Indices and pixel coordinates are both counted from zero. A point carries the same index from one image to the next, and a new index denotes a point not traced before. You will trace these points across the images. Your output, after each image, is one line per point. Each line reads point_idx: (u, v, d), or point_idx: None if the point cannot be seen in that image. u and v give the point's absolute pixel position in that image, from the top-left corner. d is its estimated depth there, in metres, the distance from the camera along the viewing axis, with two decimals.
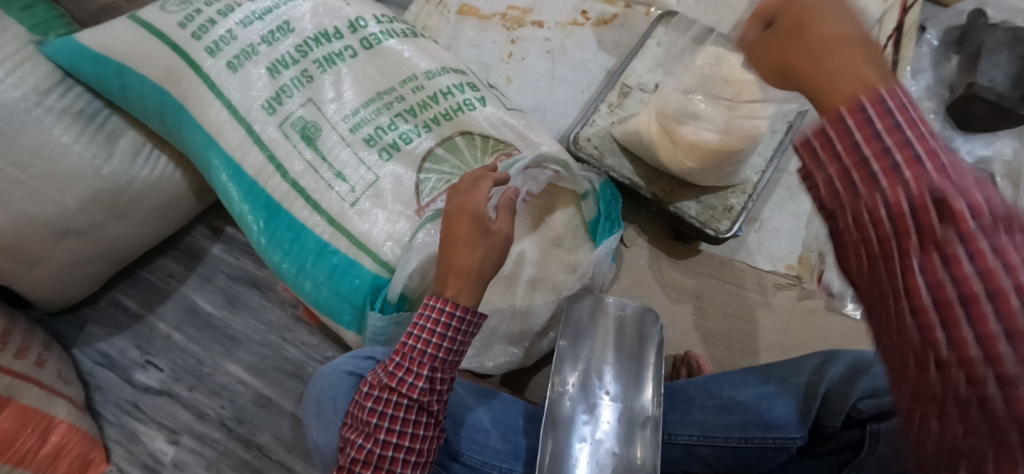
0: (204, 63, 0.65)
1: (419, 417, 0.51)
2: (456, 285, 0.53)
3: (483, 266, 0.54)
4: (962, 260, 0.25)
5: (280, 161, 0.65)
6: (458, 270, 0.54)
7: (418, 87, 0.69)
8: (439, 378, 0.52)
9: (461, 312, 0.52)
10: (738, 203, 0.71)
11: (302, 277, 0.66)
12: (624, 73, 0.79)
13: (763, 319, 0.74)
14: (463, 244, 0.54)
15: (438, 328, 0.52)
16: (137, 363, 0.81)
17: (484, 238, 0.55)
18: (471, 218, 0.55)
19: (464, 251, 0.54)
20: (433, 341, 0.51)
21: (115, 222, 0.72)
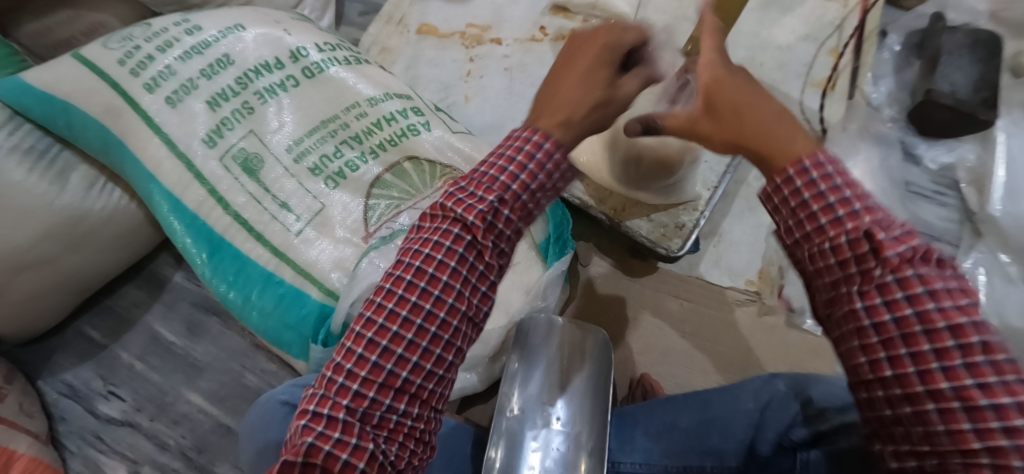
0: (142, 99, 0.64)
1: (461, 292, 0.39)
2: (549, 120, 0.40)
3: (597, 116, 0.40)
4: (919, 343, 0.33)
5: (222, 194, 0.65)
6: (555, 107, 0.40)
7: (361, 114, 0.69)
8: (490, 241, 0.39)
9: (551, 147, 0.39)
10: (690, 221, 0.69)
11: (248, 307, 0.66)
12: None
13: (722, 337, 0.73)
14: (573, 77, 0.41)
15: (516, 157, 0.39)
16: (100, 394, 0.81)
17: (606, 86, 0.41)
18: (603, 70, 0.41)
19: (569, 89, 0.40)
20: (506, 169, 0.39)
21: (71, 254, 0.73)
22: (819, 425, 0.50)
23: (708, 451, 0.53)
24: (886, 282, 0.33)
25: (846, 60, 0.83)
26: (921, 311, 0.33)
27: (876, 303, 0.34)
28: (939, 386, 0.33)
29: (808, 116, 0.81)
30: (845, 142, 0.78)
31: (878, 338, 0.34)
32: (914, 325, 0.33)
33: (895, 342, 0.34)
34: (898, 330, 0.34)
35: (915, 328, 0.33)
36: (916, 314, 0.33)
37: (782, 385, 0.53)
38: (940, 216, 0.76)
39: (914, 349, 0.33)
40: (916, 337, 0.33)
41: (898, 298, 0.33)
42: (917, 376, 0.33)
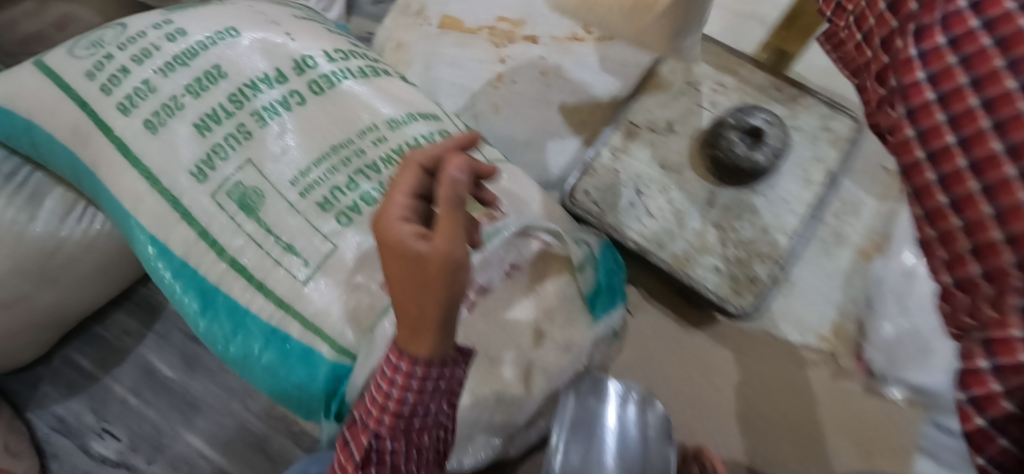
0: (116, 123, 0.53)
1: (397, 463, 0.48)
2: (416, 337, 0.41)
3: (428, 305, 0.38)
4: (987, 139, 0.31)
5: (215, 236, 0.54)
6: (407, 315, 0.40)
7: (380, 139, 0.58)
8: (405, 427, 0.46)
9: (424, 368, 0.42)
10: (765, 273, 0.59)
11: (251, 365, 0.57)
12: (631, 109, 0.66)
13: (790, 401, 0.64)
14: (402, 287, 0.38)
15: (394, 382, 0.43)
16: (93, 430, 0.75)
17: (416, 270, 0.37)
18: (395, 254, 0.38)
19: (405, 295, 0.39)
20: (391, 391, 0.44)
21: (47, 289, 0.65)
22: None
23: None
24: (995, 74, 0.30)
25: None
26: (975, 105, 0.31)
27: (932, 93, 0.33)
28: (947, 214, 0.34)
29: None
30: None
31: (928, 153, 0.34)
32: (982, 121, 0.31)
33: (974, 142, 0.31)
34: (969, 133, 0.31)
35: (951, 136, 0.32)
36: (981, 106, 0.31)
37: None
38: None
39: (970, 131, 0.31)
40: (982, 131, 0.31)
41: (974, 105, 0.31)
42: (959, 226, 0.33)
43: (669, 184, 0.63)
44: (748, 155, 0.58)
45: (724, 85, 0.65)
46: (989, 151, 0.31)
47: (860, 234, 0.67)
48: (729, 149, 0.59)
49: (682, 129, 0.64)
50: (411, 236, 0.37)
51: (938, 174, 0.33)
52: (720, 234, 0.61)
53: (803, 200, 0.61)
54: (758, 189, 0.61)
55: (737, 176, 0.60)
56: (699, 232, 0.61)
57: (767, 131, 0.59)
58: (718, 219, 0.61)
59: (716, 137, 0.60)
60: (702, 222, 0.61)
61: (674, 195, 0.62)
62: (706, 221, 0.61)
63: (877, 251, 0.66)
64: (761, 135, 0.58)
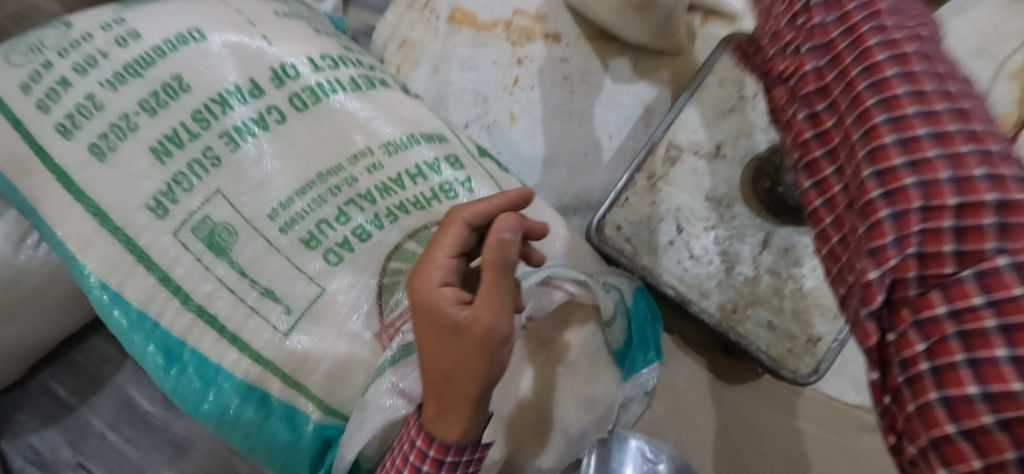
0: (55, 149, 0.44)
1: None
2: (444, 417, 0.37)
3: (462, 381, 0.35)
4: (934, 204, 0.29)
5: (179, 282, 0.46)
6: (439, 389, 0.36)
7: (375, 165, 0.50)
8: None
9: (450, 450, 0.38)
10: (829, 335, 0.49)
11: (227, 427, 0.49)
12: (672, 127, 0.56)
13: (846, 472, 0.56)
14: (436, 356, 0.36)
15: (411, 460, 0.40)
16: (69, 465, 0.69)
17: (453, 340, 0.35)
18: (436, 321, 0.36)
19: (439, 366, 0.35)
20: (406, 469, 0.40)
21: (8, 325, 0.58)
22: None
23: None
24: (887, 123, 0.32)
25: None
26: (926, 170, 0.30)
27: (880, 159, 0.32)
28: (906, 274, 0.30)
29: None
30: None
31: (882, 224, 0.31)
32: (946, 185, 0.29)
33: (917, 212, 0.30)
34: (929, 195, 0.30)
35: (906, 193, 0.30)
36: (918, 181, 0.30)
37: None
38: None
39: (908, 206, 0.30)
40: (914, 209, 0.30)
41: (906, 163, 0.31)
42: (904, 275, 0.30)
43: (715, 220, 0.53)
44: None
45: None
46: (951, 220, 0.29)
47: None
48: (791, 185, 0.48)
49: (731, 154, 0.55)
50: (452, 299, 0.36)
51: (833, 216, 0.35)
52: (775, 282, 0.51)
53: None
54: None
55: (796, 213, 0.50)
56: (749, 279, 0.52)
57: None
58: (774, 264, 0.52)
59: (775, 168, 0.50)
60: (754, 266, 0.52)
61: (721, 233, 0.53)
62: (758, 266, 0.52)
63: None
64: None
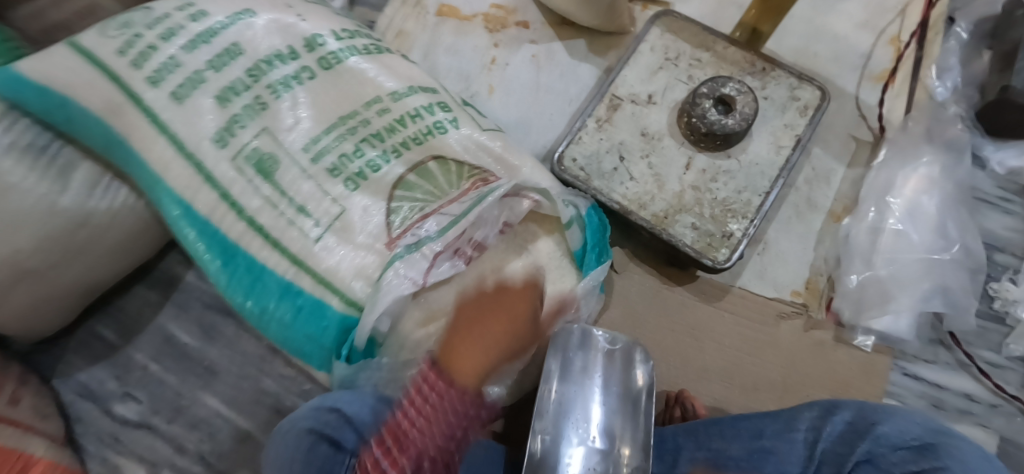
0: (146, 95, 0.58)
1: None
2: (460, 361, 0.50)
3: (495, 336, 0.53)
4: None
5: (235, 198, 0.60)
6: (460, 361, 0.50)
7: (384, 110, 0.63)
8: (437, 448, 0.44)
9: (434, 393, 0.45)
10: (738, 229, 0.64)
11: (266, 319, 0.62)
12: (614, 83, 0.72)
13: (768, 353, 0.68)
14: (469, 343, 0.52)
15: (409, 427, 0.44)
16: (116, 395, 0.79)
17: (503, 339, 0.53)
18: (499, 344, 0.53)
19: (471, 346, 0.52)
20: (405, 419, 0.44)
21: (71, 263, 0.69)
22: (888, 465, 0.47)
23: None
24: None
25: (908, 52, 0.76)
26: None
27: None
28: None
29: (864, 114, 0.75)
30: (908, 146, 0.70)
31: None
32: None
33: None
34: None
35: None
36: None
37: (844, 418, 0.50)
38: (1006, 226, 0.71)
39: None
40: None
41: None
42: None
43: (649, 150, 0.69)
44: (719, 121, 0.63)
45: (700, 60, 0.72)
46: None
47: (831, 198, 0.72)
48: (702, 115, 0.64)
49: (662, 101, 0.70)
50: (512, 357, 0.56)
51: None
52: (696, 195, 0.66)
53: (773, 163, 0.67)
54: (731, 153, 0.67)
55: (709, 140, 0.66)
56: (678, 193, 0.66)
57: (737, 99, 0.64)
58: (695, 181, 0.67)
59: (690, 105, 0.66)
60: (680, 183, 0.67)
61: (654, 160, 0.68)
62: (683, 183, 0.67)
63: (846, 213, 0.71)
64: (731, 103, 0.64)
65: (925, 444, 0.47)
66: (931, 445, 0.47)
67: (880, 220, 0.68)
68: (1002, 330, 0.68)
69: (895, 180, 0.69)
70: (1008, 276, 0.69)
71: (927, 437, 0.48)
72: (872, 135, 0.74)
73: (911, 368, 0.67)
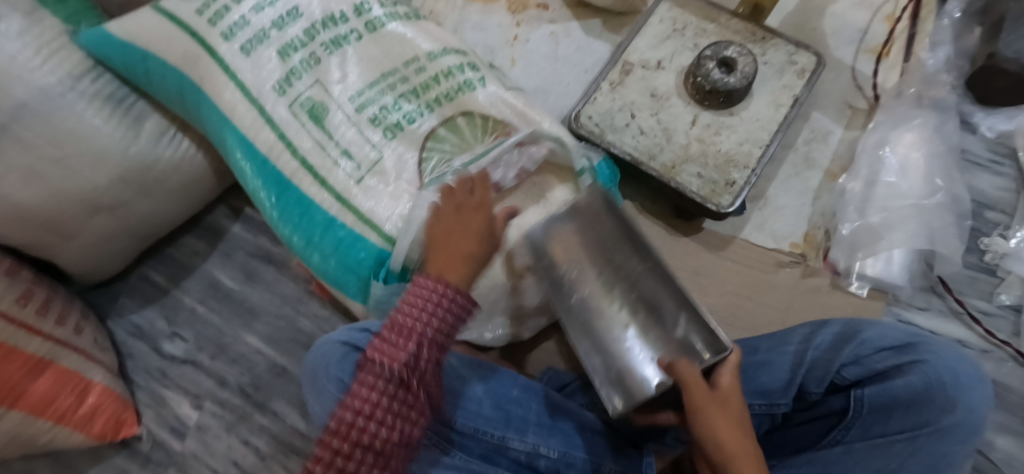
0: (219, 47, 0.67)
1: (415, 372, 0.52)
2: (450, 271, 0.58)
3: (475, 229, 0.61)
4: None
5: (290, 138, 0.67)
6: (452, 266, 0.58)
7: (420, 69, 0.71)
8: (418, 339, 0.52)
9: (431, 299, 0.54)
10: (740, 178, 0.70)
11: (310, 249, 0.69)
12: (626, 51, 0.78)
13: (767, 295, 0.74)
14: (460, 243, 0.60)
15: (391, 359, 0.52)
16: (164, 334, 0.87)
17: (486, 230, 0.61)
18: (473, 217, 0.61)
19: (460, 243, 0.60)
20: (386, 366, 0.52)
21: (141, 199, 0.77)
22: (873, 364, 0.47)
23: (757, 391, 0.52)
24: None
25: (902, 27, 0.82)
26: None
27: None
28: None
29: (859, 84, 0.80)
30: (899, 108, 0.76)
31: None
32: None
33: None
34: None
35: None
36: None
37: (832, 330, 0.50)
38: (996, 186, 0.76)
39: None
40: None
41: None
42: None
43: (658, 108, 0.75)
44: (722, 79, 0.69)
45: (705, 30, 0.79)
46: None
47: (828, 158, 0.78)
48: (706, 75, 0.70)
49: (669, 66, 0.77)
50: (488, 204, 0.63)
51: None
52: (702, 147, 0.72)
53: (773, 118, 0.73)
54: (734, 111, 0.73)
55: (712, 95, 0.72)
56: (684, 145, 0.73)
57: (737, 60, 0.70)
58: (700, 134, 0.73)
59: (695, 67, 0.72)
60: (686, 137, 0.73)
61: (662, 116, 0.74)
62: (689, 136, 0.73)
63: (842, 172, 0.77)
64: (732, 64, 0.70)
65: (907, 345, 0.48)
66: (911, 345, 0.48)
67: (873, 175, 0.73)
68: (992, 281, 0.72)
69: (889, 137, 0.75)
70: (998, 231, 0.74)
71: (908, 338, 0.48)
72: (867, 103, 0.80)
73: (905, 314, 0.72)
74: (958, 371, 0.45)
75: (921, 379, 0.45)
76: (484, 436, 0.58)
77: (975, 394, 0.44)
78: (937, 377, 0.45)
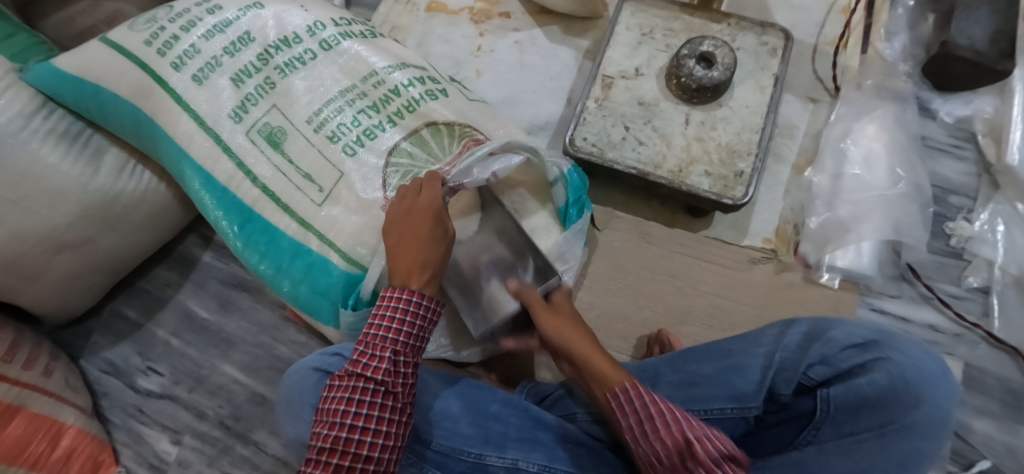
0: (170, 78, 0.66)
1: (392, 392, 0.50)
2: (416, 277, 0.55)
3: (421, 229, 0.57)
4: None
5: (249, 167, 0.66)
6: (411, 266, 0.55)
7: (379, 82, 0.70)
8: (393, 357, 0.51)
9: (417, 306, 0.53)
10: (747, 167, 0.71)
11: (280, 277, 0.68)
12: (603, 65, 0.78)
13: (743, 293, 0.74)
14: (413, 241, 0.57)
15: (366, 377, 0.49)
16: (139, 369, 0.85)
17: (438, 232, 0.57)
18: (421, 215, 0.58)
19: (412, 244, 0.56)
20: (362, 384, 0.49)
21: (107, 234, 0.76)
22: (839, 363, 0.48)
23: (729, 394, 0.52)
24: None
25: (858, 18, 0.83)
26: None
27: None
28: None
29: (821, 77, 0.81)
30: (861, 99, 0.77)
31: None
32: None
33: None
34: None
35: None
36: None
37: (800, 330, 0.50)
38: (959, 171, 0.77)
39: None
40: None
41: None
42: None
43: (650, 116, 0.75)
44: (706, 74, 0.70)
45: (672, 29, 0.80)
46: None
47: (795, 152, 0.78)
48: (689, 74, 0.71)
49: (648, 72, 0.78)
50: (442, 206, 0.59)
51: None
52: (702, 145, 0.73)
53: (760, 102, 0.75)
54: (723, 102, 0.75)
55: (701, 92, 0.73)
56: (685, 147, 0.73)
57: (715, 53, 0.71)
58: (698, 133, 0.74)
59: (676, 68, 0.73)
60: (685, 138, 0.74)
61: (656, 123, 0.75)
62: (687, 137, 0.74)
63: (809, 165, 0.77)
64: (711, 58, 0.71)
65: (872, 342, 0.48)
66: (877, 342, 0.48)
67: (838, 168, 0.74)
68: (960, 264, 0.73)
69: (852, 130, 0.75)
70: (963, 215, 0.75)
71: (873, 336, 0.49)
72: (829, 96, 0.80)
73: (878, 303, 0.72)
74: (922, 368, 0.46)
75: (886, 377, 0.45)
76: (462, 455, 0.57)
77: (939, 389, 0.45)
78: (902, 373, 0.45)
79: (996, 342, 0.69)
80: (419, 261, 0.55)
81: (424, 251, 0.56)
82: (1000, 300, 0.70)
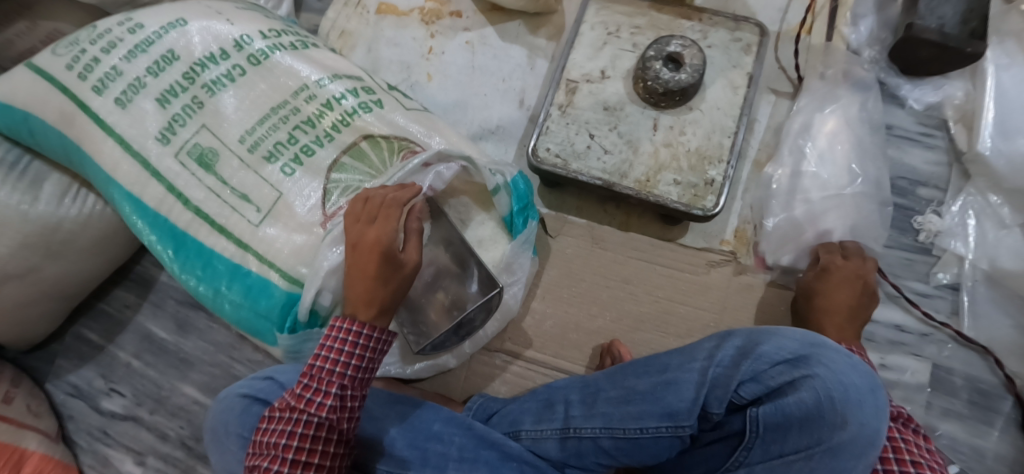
0: (93, 102, 0.65)
1: (337, 427, 0.48)
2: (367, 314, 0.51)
3: (370, 267, 0.52)
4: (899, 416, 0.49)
5: (181, 190, 0.65)
6: (364, 305, 0.52)
7: (311, 97, 0.68)
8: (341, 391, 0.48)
9: (365, 338, 0.51)
10: (718, 174, 0.68)
11: (219, 299, 0.66)
12: (568, 68, 0.75)
13: (698, 297, 0.71)
14: (365, 281, 0.52)
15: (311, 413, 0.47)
16: (102, 391, 0.85)
17: (390, 269, 0.53)
18: (373, 251, 0.53)
19: (363, 285, 0.52)
20: (305, 420, 0.47)
21: (52, 262, 0.74)
22: (768, 380, 0.47)
23: (664, 412, 0.50)
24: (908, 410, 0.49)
25: (822, 2, 0.79)
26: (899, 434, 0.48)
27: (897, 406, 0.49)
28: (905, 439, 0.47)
29: (784, 67, 0.77)
30: (823, 89, 0.73)
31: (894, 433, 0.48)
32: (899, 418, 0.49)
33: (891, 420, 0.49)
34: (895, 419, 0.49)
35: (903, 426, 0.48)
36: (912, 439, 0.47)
37: (733, 344, 0.50)
38: (928, 160, 0.73)
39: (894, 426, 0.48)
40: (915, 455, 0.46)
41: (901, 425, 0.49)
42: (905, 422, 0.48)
43: (616, 121, 0.72)
44: (674, 78, 0.67)
45: (639, 26, 0.76)
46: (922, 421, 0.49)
47: (754, 147, 0.75)
48: (657, 77, 0.68)
49: (614, 74, 0.74)
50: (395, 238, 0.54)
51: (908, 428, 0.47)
52: (671, 150, 0.70)
53: (733, 102, 0.71)
54: (694, 106, 0.71)
55: (668, 97, 0.69)
56: (653, 153, 0.70)
57: (684, 55, 0.68)
58: (666, 138, 0.70)
59: (642, 71, 0.69)
60: (653, 144, 0.70)
61: (623, 129, 0.72)
62: (655, 143, 0.70)
63: (769, 161, 0.74)
64: (679, 60, 0.68)
65: (800, 357, 0.47)
66: (805, 358, 0.47)
67: (797, 165, 0.71)
68: (929, 260, 0.70)
69: (812, 123, 0.72)
70: (932, 208, 0.71)
71: (802, 350, 0.47)
72: (790, 86, 0.77)
73: None
74: (848, 384, 0.45)
75: (812, 396, 0.44)
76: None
77: (866, 406, 0.44)
78: (828, 391, 0.44)
79: (965, 341, 0.67)
80: (373, 303, 0.52)
81: (376, 292, 0.52)
82: (971, 297, 0.68)
